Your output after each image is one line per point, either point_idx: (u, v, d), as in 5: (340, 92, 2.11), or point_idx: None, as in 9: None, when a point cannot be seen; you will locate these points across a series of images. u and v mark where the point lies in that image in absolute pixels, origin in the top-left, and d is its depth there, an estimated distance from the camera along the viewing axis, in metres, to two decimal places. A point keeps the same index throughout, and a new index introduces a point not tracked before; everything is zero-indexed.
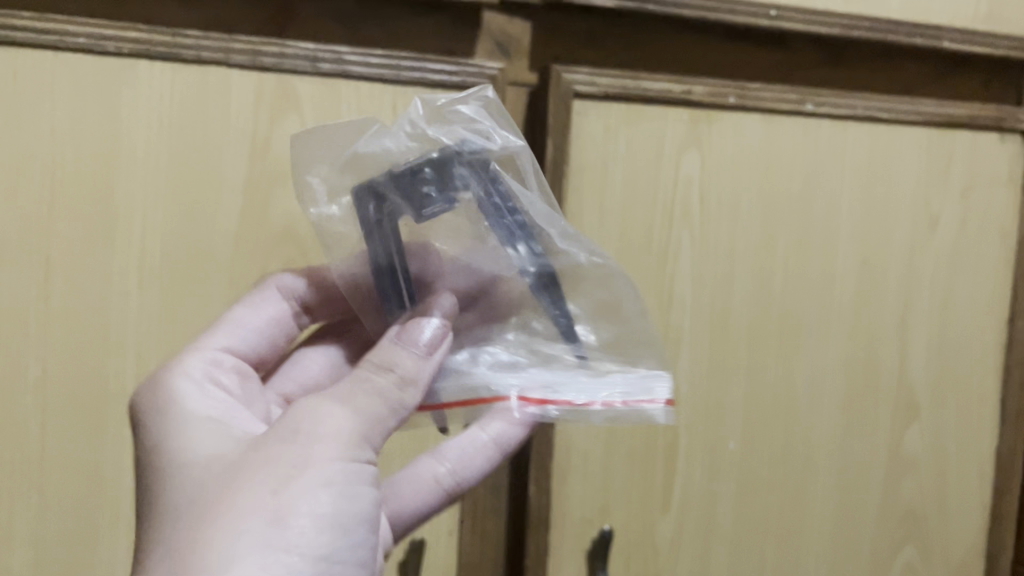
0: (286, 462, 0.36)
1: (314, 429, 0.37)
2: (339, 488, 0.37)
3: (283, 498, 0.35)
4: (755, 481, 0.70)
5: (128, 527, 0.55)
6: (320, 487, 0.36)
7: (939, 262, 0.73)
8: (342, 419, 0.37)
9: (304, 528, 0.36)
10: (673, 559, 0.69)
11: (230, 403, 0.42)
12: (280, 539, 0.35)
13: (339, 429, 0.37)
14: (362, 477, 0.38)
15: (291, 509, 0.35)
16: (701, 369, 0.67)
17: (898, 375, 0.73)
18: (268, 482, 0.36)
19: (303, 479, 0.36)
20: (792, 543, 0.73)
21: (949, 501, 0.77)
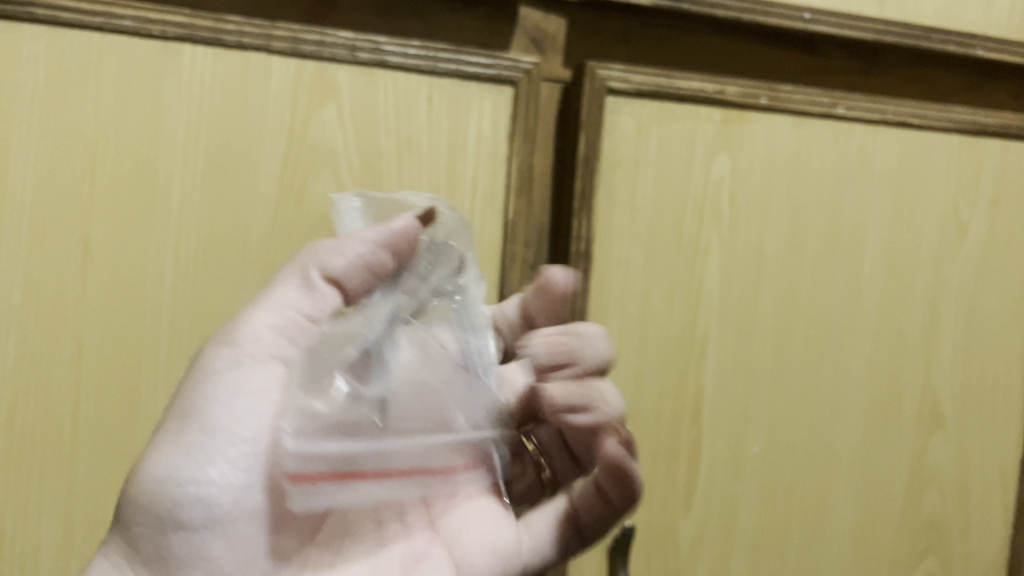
0: (199, 396, 0.40)
1: (229, 360, 0.40)
2: (250, 416, 0.40)
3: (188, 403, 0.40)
4: (778, 485, 0.70)
5: None
6: (227, 412, 0.39)
7: (968, 271, 0.73)
8: (250, 338, 0.41)
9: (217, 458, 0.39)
10: (693, 558, 0.69)
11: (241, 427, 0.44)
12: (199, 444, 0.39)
13: (241, 357, 0.40)
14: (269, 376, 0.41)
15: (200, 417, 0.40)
16: (726, 370, 0.67)
17: (924, 385, 0.73)
18: (182, 412, 0.39)
19: (211, 411, 0.39)
20: (812, 550, 0.72)
21: (972, 514, 0.76)
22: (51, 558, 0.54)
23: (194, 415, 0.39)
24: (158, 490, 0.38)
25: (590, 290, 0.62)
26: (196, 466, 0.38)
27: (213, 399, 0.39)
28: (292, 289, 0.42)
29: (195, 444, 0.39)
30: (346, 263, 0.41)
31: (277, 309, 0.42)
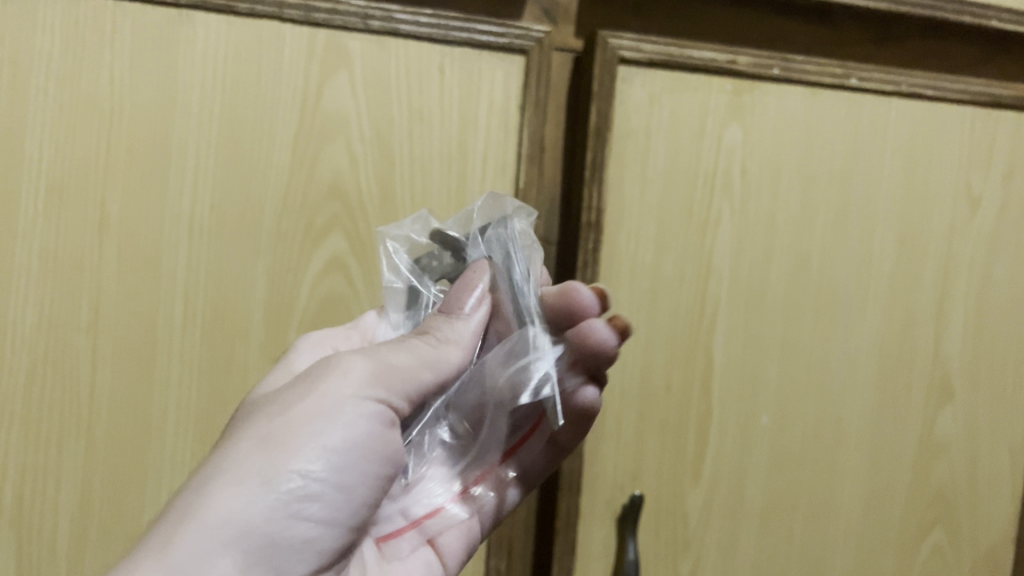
0: (303, 421, 0.40)
1: (337, 393, 0.41)
2: (344, 453, 0.41)
3: (309, 401, 0.41)
4: (786, 456, 0.71)
5: (172, 468, 0.57)
6: (331, 440, 0.40)
7: (979, 245, 0.73)
8: (359, 379, 0.42)
9: (310, 453, 0.39)
10: (702, 528, 0.69)
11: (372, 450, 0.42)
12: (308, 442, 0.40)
13: (354, 396, 0.41)
14: (374, 414, 0.42)
15: (309, 420, 0.40)
16: (736, 342, 0.67)
17: (934, 358, 0.73)
18: (279, 434, 0.39)
19: (311, 438, 0.40)
20: (820, 522, 0.73)
21: (980, 487, 0.77)
22: (69, 520, 0.55)
23: (290, 437, 0.39)
24: (246, 509, 0.37)
25: (601, 261, 0.63)
26: (296, 490, 0.38)
27: (316, 429, 0.40)
28: (412, 347, 0.44)
29: (294, 469, 0.39)
30: (455, 350, 0.45)
31: (387, 359, 0.43)
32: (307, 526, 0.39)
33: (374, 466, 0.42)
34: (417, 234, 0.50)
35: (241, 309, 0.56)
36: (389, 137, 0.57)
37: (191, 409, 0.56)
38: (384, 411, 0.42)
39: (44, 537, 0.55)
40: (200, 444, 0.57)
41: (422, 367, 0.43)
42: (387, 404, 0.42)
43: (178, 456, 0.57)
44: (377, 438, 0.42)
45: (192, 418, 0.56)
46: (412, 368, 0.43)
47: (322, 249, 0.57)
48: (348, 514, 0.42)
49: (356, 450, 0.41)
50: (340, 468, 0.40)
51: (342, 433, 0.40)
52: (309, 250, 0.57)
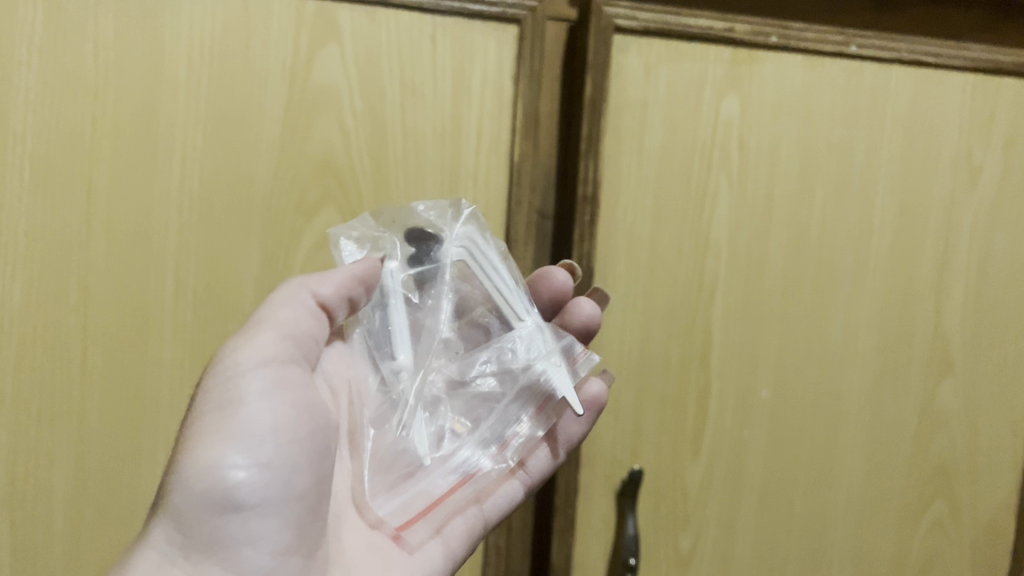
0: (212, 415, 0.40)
1: (228, 368, 0.41)
2: (258, 417, 0.41)
3: (218, 393, 0.41)
4: (786, 430, 0.70)
5: (166, 450, 0.56)
6: (247, 421, 0.41)
7: (980, 214, 0.72)
8: (247, 349, 0.42)
9: (233, 441, 0.40)
10: (702, 503, 0.69)
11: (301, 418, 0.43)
12: (227, 431, 0.40)
13: (243, 362, 0.42)
14: (282, 378, 0.42)
15: (222, 410, 0.41)
16: (735, 315, 0.67)
17: (935, 330, 0.73)
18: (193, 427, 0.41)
19: (220, 417, 0.41)
20: (820, 495, 0.72)
21: (981, 459, 0.76)
22: (63, 501, 0.55)
23: (203, 428, 0.40)
24: (181, 500, 0.39)
25: (597, 234, 0.62)
26: (226, 482, 0.39)
27: (219, 409, 0.41)
28: (297, 302, 0.44)
29: (215, 449, 0.40)
30: (324, 289, 0.45)
31: (267, 321, 0.43)
32: (254, 499, 0.40)
33: (297, 418, 0.42)
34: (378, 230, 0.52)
35: (233, 287, 0.55)
36: (381, 110, 0.56)
37: (185, 389, 0.56)
38: (287, 372, 0.42)
39: (38, 520, 0.54)
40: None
41: (301, 313, 0.44)
42: (283, 356, 0.43)
43: (172, 438, 0.56)
44: (288, 392, 0.42)
45: (186, 399, 0.56)
46: (287, 318, 0.43)
47: (314, 224, 0.56)
48: (296, 474, 0.42)
49: (268, 415, 0.41)
50: (262, 433, 0.41)
51: (244, 403, 0.41)
52: (301, 226, 0.56)
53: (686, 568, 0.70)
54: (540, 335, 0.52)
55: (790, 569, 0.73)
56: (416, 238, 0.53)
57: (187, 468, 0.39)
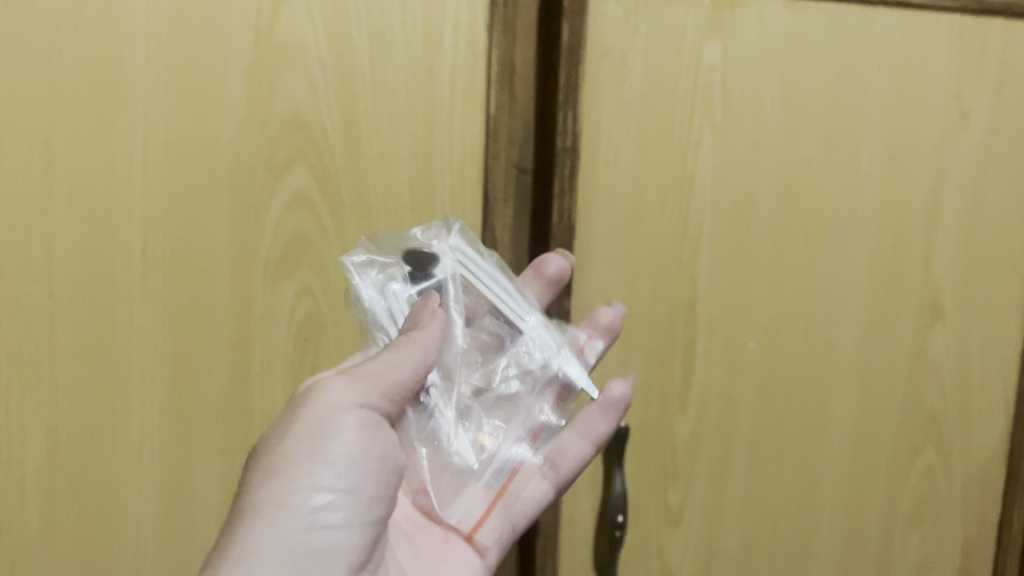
0: (304, 436, 0.41)
1: (318, 411, 0.42)
2: (342, 461, 0.41)
3: (310, 418, 0.42)
4: (775, 382, 0.69)
5: (141, 419, 0.55)
6: (337, 450, 0.41)
7: (970, 158, 0.71)
8: (334, 397, 0.42)
9: (324, 466, 0.41)
10: (692, 458, 0.68)
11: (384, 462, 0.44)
12: (319, 458, 0.41)
13: (333, 409, 0.42)
14: (369, 417, 0.43)
15: (313, 434, 0.41)
16: (722, 267, 0.65)
17: (925, 277, 0.71)
18: (277, 463, 0.41)
19: (307, 461, 0.41)
20: (811, 446, 0.72)
21: (972, 405, 0.75)
22: (37, 474, 0.54)
23: (286, 470, 0.40)
24: (267, 540, 0.39)
25: (579, 188, 0.61)
26: (314, 503, 0.40)
27: (308, 451, 0.41)
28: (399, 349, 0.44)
29: (307, 472, 0.41)
30: (413, 351, 0.44)
31: (359, 373, 0.43)
32: (333, 538, 0.41)
33: (376, 463, 0.43)
34: (377, 251, 0.51)
35: (203, 252, 0.54)
36: (350, 65, 0.54)
37: (158, 356, 0.54)
38: (375, 414, 0.43)
39: (13, 493, 0.53)
40: (173, 404, 0.55)
41: (394, 366, 0.43)
42: (370, 407, 0.43)
43: (147, 406, 0.55)
44: (376, 432, 0.43)
45: (160, 366, 0.55)
46: (379, 372, 0.43)
47: (285, 184, 0.54)
48: (369, 505, 0.43)
49: (352, 459, 0.42)
50: (344, 478, 0.41)
51: (333, 450, 0.41)
52: (272, 187, 0.54)
53: (677, 523, 0.70)
54: (546, 334, 0.53)
55: (781, 523, 0.72)
56: (413, 258, 0.51)
57: (280, 486, 0.40)
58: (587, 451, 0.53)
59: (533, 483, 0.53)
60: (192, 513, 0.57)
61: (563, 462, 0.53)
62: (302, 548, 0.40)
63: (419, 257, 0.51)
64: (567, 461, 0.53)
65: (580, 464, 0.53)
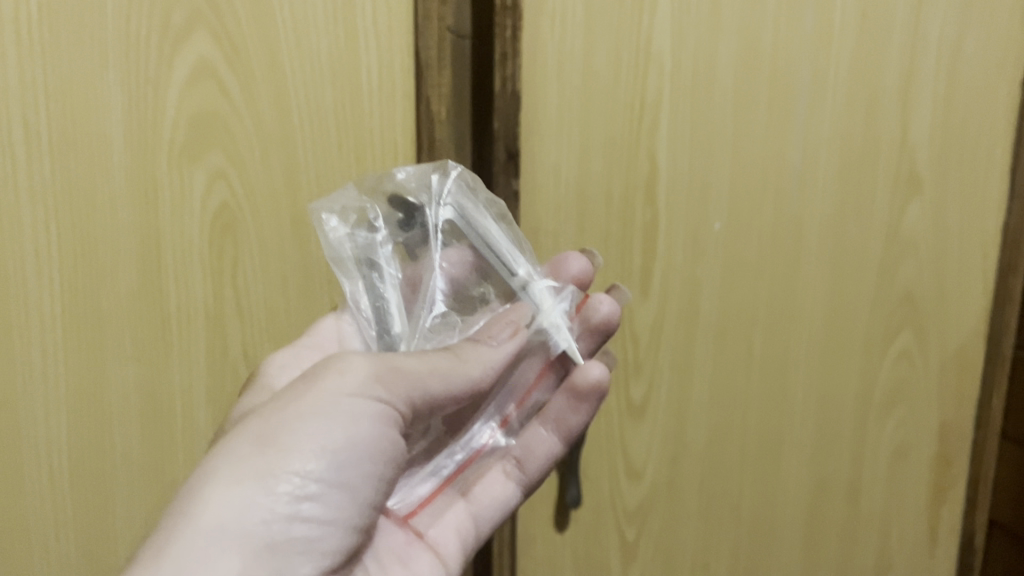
0: (298, 417, 0.37)
1: (335, 387, 0.39)
2: (346, 456, 0.38)
3: (309, 398, 0.38)
4: (742, 266, 0.65)
5: (37, 302, 0.53)
6: (331, 438, 0.37)
7: (950, 15, 0.65)
8: (359, 377, 0.39)
9: (313, 455, 0.37)
10: (654, 349, 0.64)
11: (383, 461, 0.40)
12: (309, 446, 0.37)
13: (349, 395, 0.38)
14: (378, 413, 0.39)
15: (303, 416, 0.38)
16: (683, 141, 0.60)
17: (900, 148, 0.66)
18: (272, 431, 0.37)
19: (306, 439, 0.37)
20: (780, 333, 0.68)
21: (950, 285, 0.71)
22: None
23: (284, 443, 0.37)
24: (242, 511, 0.35)
25: (522, 55, 0.54)
26: (293, 489, 0.36)
27: (311, 428, 0.37)
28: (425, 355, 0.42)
29: (291, 456, 0.36)
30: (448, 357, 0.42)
31: (389, 360, 0.40)
32: (306, 544, 0.36)
33: (374, 466, 0.40)
34: (363, 199, 0.50)
35: (94, 127, 0.51)
36: None
37: (49, 238, 0.52)
38: (388, 411, 0.40)
39: None
40: (67, 279, 0.53)
41: (424, 363, 0.41)
42: (386, 405, 0.40)
43: (44, 288, 0.53)
44: (381, 430, 0.39)
45: (53, 248, 0.52)
46: (420, 373, 0.41)
47: (185, 53, 0.50)
48: (358, 506, 0.39)
49: (349, 460, 0.38)
50: (340, 475, 0.38)
51: (339, 437, 0.38)
52: (170, 56, 0.50)
53: (641, 418, 0.66)
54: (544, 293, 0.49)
55: (749, 411, 0.69)
56: (400, 206, 0.50)
57: (256, 463, 0.36)
58: (557, 448, 0.52)
59: (499, 483, 0.52)
60: (105, 385, 0.55)
61: (530, 461, 0.52)
62: (275, 538, 0.35)
63: (404, 214, 0.50)
64: (534, 461, 0.52)
65: (548, 461, 0.52)
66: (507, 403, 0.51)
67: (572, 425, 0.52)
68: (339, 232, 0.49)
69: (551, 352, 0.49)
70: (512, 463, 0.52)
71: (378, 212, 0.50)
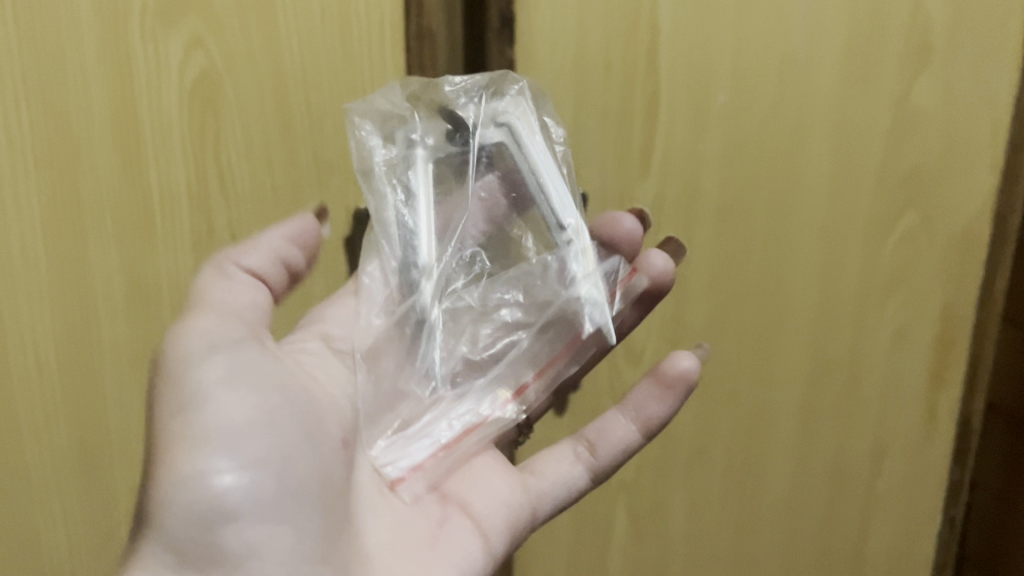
0: (174, 419, 0.37)
1: (189, 364, 0.38)
2: (243, 420, 0.38)
3: (169, 374, 0.38)
4: (745, 144, 0.62)
5: (16, 187, 0.52)
6: (230, 421, 0.38)
7: None
8: (219, 333, 0.39)
9: (223, 430, 0.38)
10: (653, 231, 0.63)
11: (283, 406, 0.40)
12: (206, 428, 0.37)
13: (201, 371, 0.38)
14: (239, 374, 0.39)
15: (179, 400, 0.38)
16: (684, 10, 0.57)
17: (912, 18, 0.63)
18: (166, 447, 0.37)
19: (199, 434, 0.37)
20: (783, 214, 0.66)
21: (959, 164, 0.69)
22: None
23: (186, 429, 0.37)
24: (175, 509, 0.36)
25: None
26: (226, 481, 0.37)
27: (193, 413, 0.37)
28: (232, 273, 0.41)
29: (202, 454, 0.37)
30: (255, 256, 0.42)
31: (219, 294, 0.40)
32: (268, 497, 0.38)
33: (284, 427, 0.40)
34: (409, 105, 0.53)
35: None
36: None
37: (23, 120, 0.50)
38: (251, 350, 0.40)
39: None
40: (36, 154, 0.51)
41: (253, 291, 0.42)
42: (268, 339, 0.42)
43: (23, 173, 0.51)
44: (248, 398, 0.39)
45: (29, 131, 0.51)
46: (243, 302, 0.41)
47: None
48: (298, 467, 0.40)
49: (260, 416, 0.39)
50: (261, 426, 0.39)
51: (232, 407, 0.38)
52: None
53: None
54: (580, 260, 0.52)
55: (750, 294, 0.68)
56: (451, 121, 0.53)
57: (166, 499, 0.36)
58: (634, 438, 0.54)
59: (566, 464, 0.54)
60: (85, 266, 0.54)
61: (602, 446, 0.54)
62: (203, 551, 0.36)
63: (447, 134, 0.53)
64: (606, 444, 0.54)
65: (621, 449, 0.54)
66: (518, 364, 0.52)
67: (651, 415, 0.54)
68: (373, 139, 0.52)
69: (581, 326, 0.51)
70: (583, 448, 0.55)
71: (424, 121, 0.53)
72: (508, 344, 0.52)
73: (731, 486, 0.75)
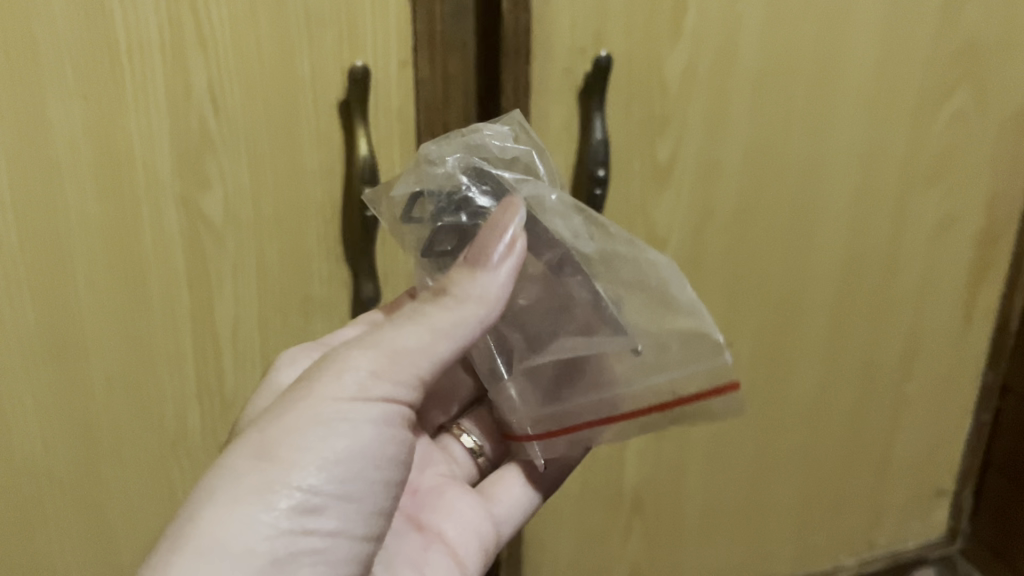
0: (301, 431, 0.40)
1: (339, 396, 0.41)
2: (327, 467, 0.40)
3: (317, 393, 0.41)
4: (789, 4, 0.56)
5: None
6: (335, 452, 0.40)
7: None
8: (362, 382, 0.42)
9: (314, 467, 0.40)
10: (684, 101, 0.57)
11: (378, 457, 0.43)
12: (323, 445, 0.40)
13: (330, 398, 0.41)
14: (371, 414, 0.42)
15: (310, 418, 0.40)
16: None
17: None
18: (280, 443, 0.39)
19: (314, 450, 0.40)
20: (825, 86, 0.60)
21: (1017, 32, 0.63)
22: None
23: (308, 447, 0.40)
24: (244, 520, 0.37)
25: None
26: (297, 505, 0.39)
27: (324, 441, 0.40)
28: (426, 321, 0.42)
29: (298, 480, 0.39)
30: (474, 305, 0.42)
31: (392, 347, 0.42)
32: (318, 542, 0.40)
33: (374, 469, 0.43)
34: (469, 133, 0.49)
35: None
36: None
37: None
38: (382, 411, 0.43)
39: None
40: None
41: (438, 340, 0.42)
42: (391, 400, 0.43)
43: None
44: (378, 436, 0.43)
45: None
46: (417, 351, 0.42)
47: None
48: (362, 512, 0.42)
49: (367, 457, 0.42)
50: (352, 476, 0.41)
51: (350, 442, 0.41)
52: None
53: (666, 179, 0.59)
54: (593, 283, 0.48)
55: (785, 175, 0.63)
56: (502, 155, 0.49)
57: (280, 479, 0.39)
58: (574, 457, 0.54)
59: (516, 486, 0.55)
60: (49, 135, 0.47)
61: (547, 465, 0.55)
62: (278, 553, 0.38)
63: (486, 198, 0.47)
64: (552, 463, 0.55)
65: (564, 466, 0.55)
66: (563, 414, 0.49)
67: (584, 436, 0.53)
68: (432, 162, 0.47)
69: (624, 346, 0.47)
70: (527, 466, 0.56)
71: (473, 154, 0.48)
72: (566, 382, 0.49)
73: (754, 388, 0.72)
